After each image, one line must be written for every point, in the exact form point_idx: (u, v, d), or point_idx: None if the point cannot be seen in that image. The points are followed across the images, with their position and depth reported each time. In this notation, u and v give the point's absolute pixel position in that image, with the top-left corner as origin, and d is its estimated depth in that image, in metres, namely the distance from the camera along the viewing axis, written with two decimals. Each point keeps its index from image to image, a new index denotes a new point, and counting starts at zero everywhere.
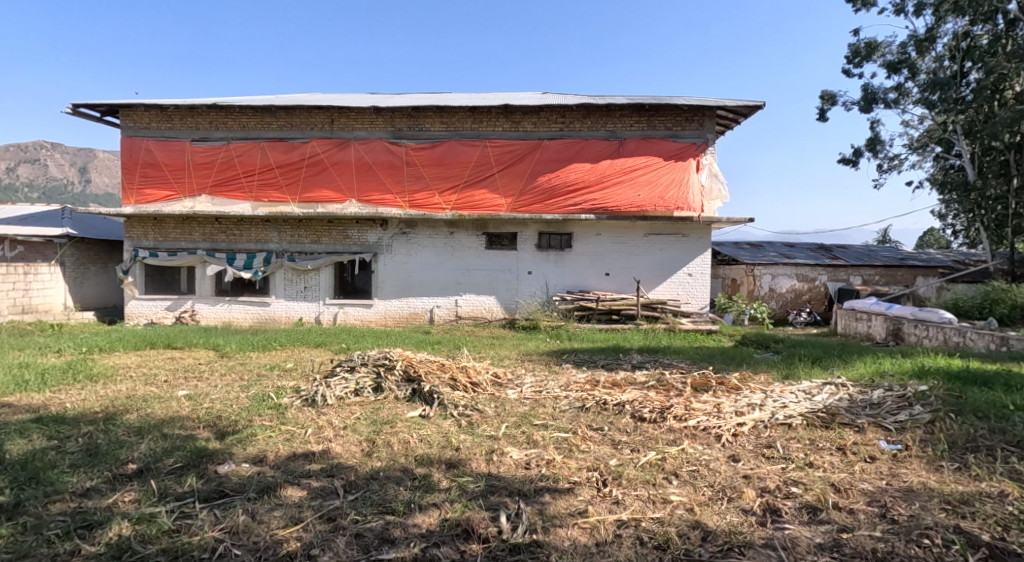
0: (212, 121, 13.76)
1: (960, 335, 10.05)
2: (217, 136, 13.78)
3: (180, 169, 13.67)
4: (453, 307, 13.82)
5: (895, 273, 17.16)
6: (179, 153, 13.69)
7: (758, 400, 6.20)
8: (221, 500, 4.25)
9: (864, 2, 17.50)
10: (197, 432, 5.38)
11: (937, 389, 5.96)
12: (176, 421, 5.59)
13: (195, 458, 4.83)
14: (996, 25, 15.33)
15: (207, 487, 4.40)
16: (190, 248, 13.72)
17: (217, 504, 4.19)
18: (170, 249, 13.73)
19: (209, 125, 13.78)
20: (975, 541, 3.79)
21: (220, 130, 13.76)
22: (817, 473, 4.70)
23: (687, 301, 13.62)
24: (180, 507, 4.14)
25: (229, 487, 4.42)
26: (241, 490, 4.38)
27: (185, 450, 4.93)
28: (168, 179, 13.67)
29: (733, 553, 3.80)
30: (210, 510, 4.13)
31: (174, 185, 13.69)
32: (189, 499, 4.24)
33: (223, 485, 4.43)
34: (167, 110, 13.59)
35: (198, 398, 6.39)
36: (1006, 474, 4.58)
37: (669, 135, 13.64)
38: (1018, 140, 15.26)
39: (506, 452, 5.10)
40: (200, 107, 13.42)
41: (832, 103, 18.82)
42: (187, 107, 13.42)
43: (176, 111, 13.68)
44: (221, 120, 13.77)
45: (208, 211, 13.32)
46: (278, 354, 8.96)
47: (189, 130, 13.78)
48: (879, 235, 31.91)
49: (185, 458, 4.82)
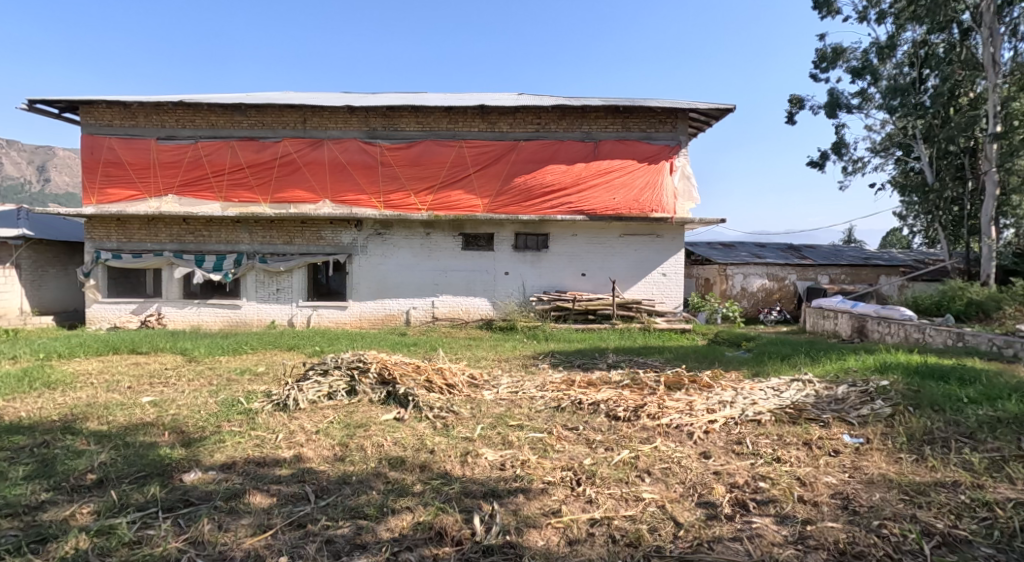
0: (178, 118, 13.51)
1: (919, 331, 10.33)
2: (184, 135, 13.55)
3: (146, 168, 13.41)
4: (430, 308, 13.77)
5: (860, 272, 17.58)
6: (145, 152, 13.43)
7: (729, 397, 6.31)
8: (185, 509, 4.18)
9: (829, 10, 17.90)
10: (161, 439, 5.29)
11: (897, 384, 6.14)
12: (140, 429, 5.49)
13: (160, 466, 4.75)
14: (952, 34, 15.82)
15: (171, 496, 4.33)
16: (156, 250, 13.42)
17: (182, 514, 4.12)
18: (135, 251, 13.42)
19: (176, 123, 13.53)
20: (929, 530, 3.91)
21: (187, 129, 13.54)
22: (784, 467, 4.80)
23: (662, 301, 13.78)
24: (142, 517, 4.07)
25: (195, 495, 4.35)
26: (207, 499, 4.32)
27: (148, 459, 4.84)
28: (133, 178, 13.39)
29: (702, 548, 3.86)
30: (174, 520, 4.06)
31: (139, 185, 13.42)
32: (152, 509, 4.16)
33: (188, 494, 4.35)
34: (130, 107, 13.32)
35: (163, 404, 6.28)
36: (960, 464, 4.73)
37: (644, 137, 13.84)
38: (973, 144, 15.82)
39: (481, 454, 5.11)
40: (166, 105, 13.17)
41: (800, 106, 19.18)
42: (152, 105, 13.17)
43: (141, 109, 13.41)
44: (188, 118, 13.52)
45: (175, 212, 13.07)
46: (248, 358, 8.84)
47: (154, 128, 13.52)
48: (845, 235, 32.70)
49: (147, 466, 4.74)
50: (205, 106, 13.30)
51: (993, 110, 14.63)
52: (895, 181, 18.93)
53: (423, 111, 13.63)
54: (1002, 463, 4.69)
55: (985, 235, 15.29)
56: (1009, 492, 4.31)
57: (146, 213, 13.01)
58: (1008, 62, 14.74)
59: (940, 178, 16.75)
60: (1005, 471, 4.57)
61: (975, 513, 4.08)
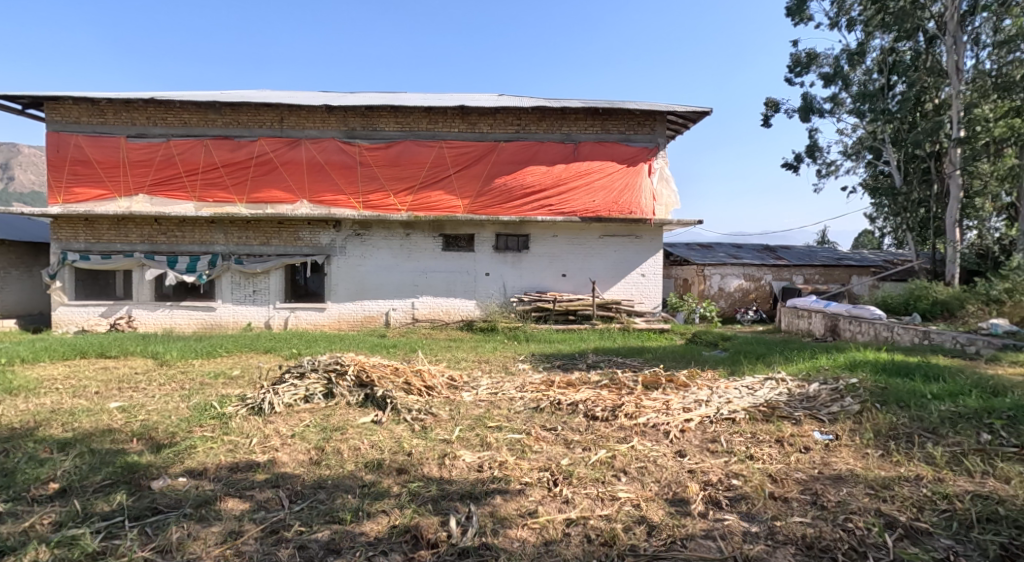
0: (150, 116, 13.31)
1: (888, 330, 10.54)
2: (155, 133, 13.35)
3: (115, 166, 13.16)
4: (409, 309, 13.70)
5: (833, 272, 17.90)
6: (114, 150, 13.18)
7: (705, 396, 6.37)
8: (153, 517, 4.12)
9: (802, 16, 18.19)
10: (128, 446, 5.20)
11: (865, 382, 6.28)
12: (107, 435, 5.40)
13: (126, 474, 4.66)
14: (918, 42, 16.19)
15: (138, 504, 4.26)
16: (127, 250, 13.17)
17: (149, 522, 4.06)
18: (104, 251, 13.15)
19: (147, 121, 13.32)
20: (893, 523, 4.00)
21: (159, 127, 13.34)
22: (757, 465, 4.86)
23: (641, 301, 13.91)
24: (107, 527, 4.00)
25: (163, 503, 4.28)
26: (176, 506, 4.25)
27: (115, 467, 4.76)
28: (101, 177, 13.12)
29: (675, 546, 3.90)
30: (141, 529, 4.00)
31: (108, 184, 13.15)
32: (118, 518, 4.10)
33: (156, 502, 4.28)
34: (99, 104, 13.09)
35: (132, 409, 6.17)
36: (923, 459, 4.83)
37: (623, 139, 13.99)
38: (938, 148, 16.14)
39: (458, 456, 5.10)
40: (137, 102, 12.96)
41: (775, 109, 19.47)
42: (122, 103, 12.96)
43: (110, 106, 13.18)
44: (160, 116, 13.32)
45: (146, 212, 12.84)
46: (222, 362, 8.72)
47: (124, 126, 13.28)
48: (818, 236, 33.26)
49: (114, 474, 4.65)
50: (177, 104, 13.09)
51: (957, 116, 15.05)
52: (866, 184, 19.32)
53: (402, 111, 13.60)
54: (962, 457, 4.81)
55: (949, 237, 15.71)
56: (967, 484, 4.41)
57: (116, 213, 12.75)
58: (971, 70, 15.12)
59: (908, 182, 17.14)
60: (964, 464, 4.68)
61: (936, 505, 4.18)
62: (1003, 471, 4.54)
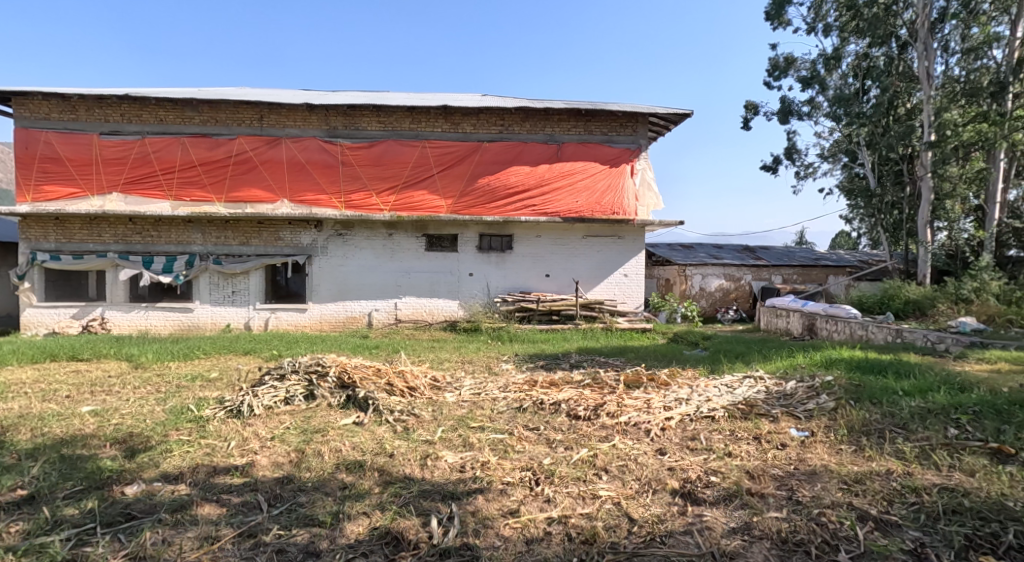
0: (124, 113, 13.12)
1: (863, 328, 10.73)
2: (130, 130, 13.16)
3: (86, 164, 12.95)
4: (392, 310, 13.65)
5: (810, 272, 18.16)
6: (86, 147, 12.96)
7: (685, 395, 6.43)
8: (126, 523, 4.07)
9: (781, 21, 18.45)
10: (101, 451, 5.13)
11: (840, 379, 6.41)
12: (79, 440, 5.32)
13: (98, 480, 4.60)
14: (891, 48, 16.52)
15: (111, 510, 4.21)
16: (100, 250, 12.96)
17: (122, 528, 4.01)
18: (76, 251, 12.92)
19: (120, 117, 13.13)
20: (864, 517, 4.09)
21: (133, 124, 13.16)
22: (735, 461, 4.93)
23: (624, 301, 14.02)
24: (78, 534, 3.95)
25: (137, 509, 4.24)
26: (150, 512, 4.21)
27: (87, 472, 4.69)
28: (72, 174, 12.89)
29: (654, 543, 3.95)
30: (113, 536, 3.96)
31: (80, 182, 12.93)
32: (89, 524, 4.04)
33: (129, 508, 4.23)
34: (70, 100, 12.86)
35: (105, 413, 6.09)
36: (893, 453, 4.94)
37: (606, 140, 14.15)
38: (910, 151, 16.50)
39: (441, 456, 5.11)
40: (110, 98, 12.78)
41: (754, 112, 19.71)
42: (94, 98, 12.76)
43: (82, 102, 12.96)
44: (135, 113, 13.15)
45: (121, 211, 12.66)
46: (200, 364, 8.61)
47: (96, 122, 13.07)
48: (796, 238, 33.72)
49: (85, 481, 4.58)
50: (153, 101, 12.94)
51: (928, 120, 15.40)
52: (843, 186, 19.67)
53: (385, 110, 13.58)
54: (930, 451, 4.92)
55: (920, 238, 16.05)
56: (935, 478, 4.52)
57: (89, 211, 12.55)
58: (941, 76, 15.49)
59: (882, 184, 17.47)
60: (932, 458, 4.79)
61: (905, 498, 4.28)
62: (969, 465, 4.66)
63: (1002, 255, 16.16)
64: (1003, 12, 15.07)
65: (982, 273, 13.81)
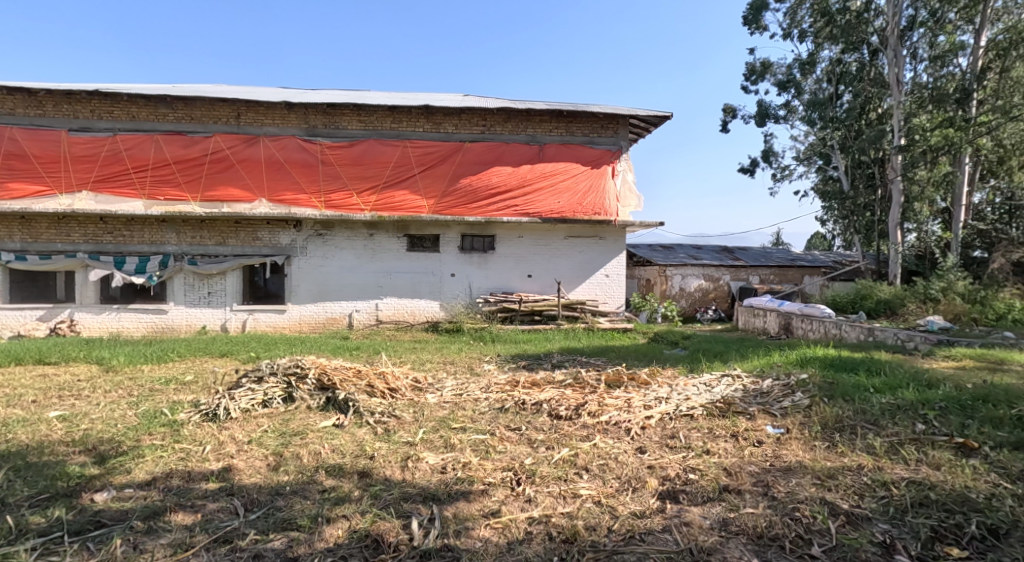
0: (94, 109, 12.94)
1: (837, 327, 10.92)
2: (100, 126, 12.99)
3: (55, 161, 12.68)
4: (373, 311, 13.58)
5: (787, 272, 18.43)
6: (55, 144, 12.74)
7: (664, 394, 6.50)
8: (96, 531, 4.02)
9: (757, 26, 18.71)
10: (69, 458, 5.05)
11: (814, 377, 6.54)
12: (46, 447, 5.23)
13: (66, 488, 4.53)
14: (863, 54, 16.87)
15: (79, 518, 4.16)
16: (69, 251, 12.66)
17: (91, 536, 3.97)
18: (44, 251, 12.62)
19: (91, 113, 12.95)
20: (836, 511, 4.17)
21: (105, 120, 12.99)
22: (712, 459, 5.00)
23: (605, 301, 14.12)
24: (45, 543, 3.89)
25: (108, 516, 4.19)
26: (121, 519, 4.16)
27: (54, 479, 4.62)
28: (39, 172, 12.60)
29: (634, 540, 3.99)
30: (82, 544, 3.91)
31: (47, 180, 12.62)
32: (57, 533, 3.99)
33: (99, 515, 4.18)
34: (36, 95, 12.67)
35: (73, 419, 5.99)
36: (864, 448, 5.05)
37: (587, 141, 14.37)
38: (881, 155, 16.85)
39: (422, 458, 5.11)
40: (80, 94, 12.61)
41: (732, 115, 19.96)
42: (62, 94, 12.57)
43: (49, 98, 12.76)
44: (105, 109, 12.99)
45: (90, 209, 12.38)
46: (173, 367, 8.49)
47: (65, 118, 12.88)
48: (773, 238, 34.23)
49: (54, 488, 4.51)
50: (125, 97, 12.81)
51: (898, 125, 15.72)
52: (818, 188, 20.04)
53: (366, 109, 13.60)
54: (899, 446, 5.04)
55: (891, 239, 16.39)
56: (903, 472, 4.63)
57: (57, 210, 12.24)
58: (910, 82, 15.87)
59: (855, 187, 17.81)
60: (900, 453, 4.90)
61: (874, 492, 4.38)
62: (934, 459, 4.78)
63: (968, 256, 16.58)
64: (968, 22, 15.51)
65: (948, 273, 14.15)
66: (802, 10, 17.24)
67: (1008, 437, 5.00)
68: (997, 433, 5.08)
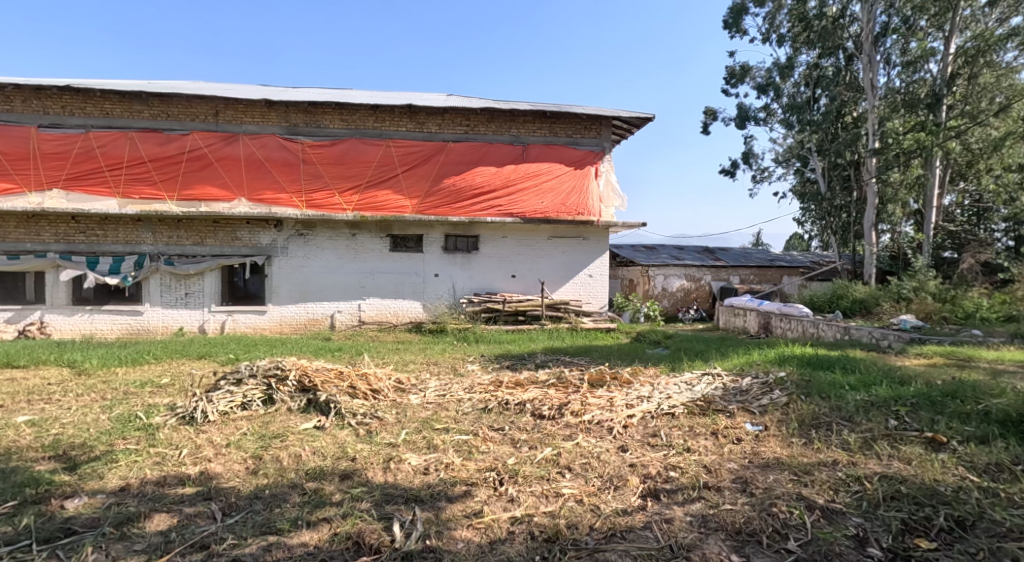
0: (66, 105, 12.71)
1: (815, 326, 11.07)
2: (72, 123, 12.76)
3: (24, 158, 12.42)
4: (356, 312, 13.48)
5: (767, 272, 18.64)
6: (25, 141, 12.48)
7: (647, 392, 6.54)
8: (66, 539, 3.95)
9: (737, 29, 18.88)
10: (39, 464, 4.95)
11: (792, 375, 6.62)
12: (14, 453, 5.11)
13: (36, 495, 4.44)
14: (839, 59, 17.11)
15: (49, 526, 4.08)
16: (39, 250, 12.38)
17: (61, 544, 3.89)
18: (12, 251, 12.31)
19: (62, 109, 12.72)
20: (813, 506, 4.22)
21: (76, 117, 12.76)
22: (693, 457, 5.03)
23: (588, 301, 14.17)
24: (12, 551, 3.81)
25: (79, 523, 4.11)
26: (94, 526, 4.08)
27: (22, 486, 4.52)
28: (7, 169, 12.33)
29: (615, 538, 4.00)
30: (52, 553, 3.83)
31: (16, 178, 12.36)
32: (25, 541, 3.91)
33: (70, 522, 4.10)
34: (5, 90, 12.41)
35: (44, 423, 5.87)
36: (840, 444, 5.12)
37: (570, 142, 14.43)
38: (857, 158, 17.13)
39: (404, 459, 5.08)
40: (50, 89, 12.37)
41: (713, 118, 20.14)
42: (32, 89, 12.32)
43: (18, 93, 12.50)
44: (78, 105, 12.76)
45: (62, 208, 12.11)
46: (150, 370, 8.35)
47: (35, 114, 12.62)
48: (754, 239, 34.58)
49: (23, 495, 4.42)
50: (98, 93, 12.59)
51: (873, 128, 15.98)
52: (796, 190, 20.32)
53: (348, 108, 13.51)
54: (873, 441, 5.11)
55: (866, 240, 16.69)
56: (877, 466, 4.70)
57: (26, 208, 11.96)
58: (884, 87, 16.15)
59: (831, 189, 18.09)
60: (874, 448, 4.97)
61: (849, 487, 4.43)
62: (907, 453, 4.86)
63: (939, 256, 16.93)
64: (938, 28, 15.85)
65: (920, 273, 14.42)
66: (781, 14, 17.47)
67: (975, 431, 5.10)
68: (966, 427, 5.17)
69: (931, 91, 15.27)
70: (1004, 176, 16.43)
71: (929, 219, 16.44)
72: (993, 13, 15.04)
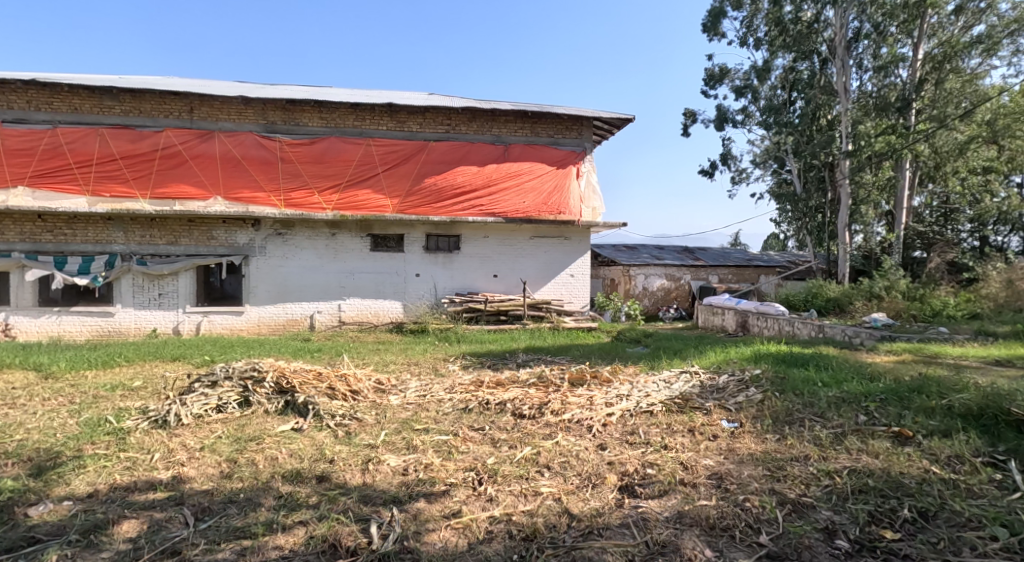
0: (32, 100, 12.45)
1: (791, 325, 11.24)
2: (39, 118, 12.50)
3: None
4: (336, 313, 13.36)
5: (744, 271, 18.85)
6: None
7: (625, 391, 6.58)
8: (30, 548, 3.87)
9: (715, 32, 19.06)
10: (3, 471, 4.84)
11: (767, 373, 6.71)
12: None
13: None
14: (814, 63, 17.41)
15: (11, 534, 3.99)
16: (4, 250, 12.09)
17: (26, 553, 3.82)
18: None
19: (28, 105, 12.45)
20: (784, 500, 4.28)
21: (43, 112, 12.51)
22: (670, 454, 5.07)
23: (570, 301, 14.23)
24: None
25: (43, 531, 4.02)
26: (59, 533, 4.00)
27: None
28: None
29: (592, 536, 4.01)
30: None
31: None
32: None
33: (34, 531, 4.02)
34: None
35: (10, 428, 5.73)
36: (812, 440, 5.19)
37: (551, 142, 14.50)
38: (831, 160, 17.40)
39: (382, 460, 5.05)
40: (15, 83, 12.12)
41: (693, 119, 20.34)
42: None
43: None
44: (44, 100, 12.50)
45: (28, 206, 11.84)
46: (121, 373, 8.18)
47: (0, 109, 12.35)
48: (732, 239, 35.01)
49: None
50: (66, 87, 12.35)
51: (845, 131, 16.25)
52: (773, 190, 20.61)
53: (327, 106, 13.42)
54: (843, 437, 5.19)
55: (840, 240, 16.98)
56: (847, 461, 4.77)
57: None
58: (856, 90, 16.43)
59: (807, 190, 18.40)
60: (844, 443, 5.05)
61: (820, 481, 4.50)
62: (875, 447, 4.94)
63: (909, 256, 17.28)
64: (907, 35, 16.15)
65: (891, 274, 14.71)
66: (757, 18, 17.69)
67: (939, 425, 5.21)
68: (932, 421, 5.28)
69: (901, 96, 15.61)
70: (970, 178, 16.83)
71: (900, 219, 16.80)
72: (959, 21, 15.41)
